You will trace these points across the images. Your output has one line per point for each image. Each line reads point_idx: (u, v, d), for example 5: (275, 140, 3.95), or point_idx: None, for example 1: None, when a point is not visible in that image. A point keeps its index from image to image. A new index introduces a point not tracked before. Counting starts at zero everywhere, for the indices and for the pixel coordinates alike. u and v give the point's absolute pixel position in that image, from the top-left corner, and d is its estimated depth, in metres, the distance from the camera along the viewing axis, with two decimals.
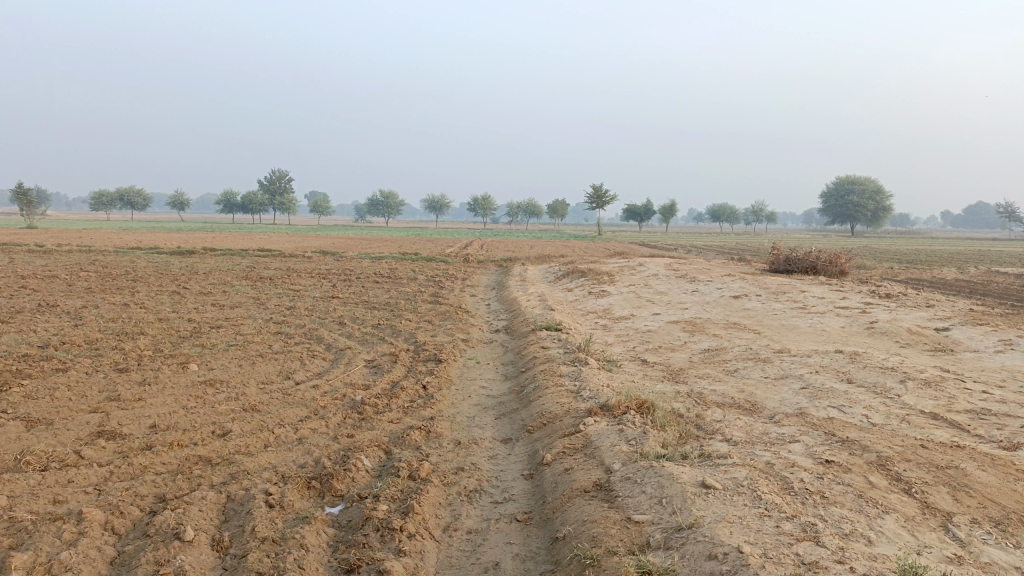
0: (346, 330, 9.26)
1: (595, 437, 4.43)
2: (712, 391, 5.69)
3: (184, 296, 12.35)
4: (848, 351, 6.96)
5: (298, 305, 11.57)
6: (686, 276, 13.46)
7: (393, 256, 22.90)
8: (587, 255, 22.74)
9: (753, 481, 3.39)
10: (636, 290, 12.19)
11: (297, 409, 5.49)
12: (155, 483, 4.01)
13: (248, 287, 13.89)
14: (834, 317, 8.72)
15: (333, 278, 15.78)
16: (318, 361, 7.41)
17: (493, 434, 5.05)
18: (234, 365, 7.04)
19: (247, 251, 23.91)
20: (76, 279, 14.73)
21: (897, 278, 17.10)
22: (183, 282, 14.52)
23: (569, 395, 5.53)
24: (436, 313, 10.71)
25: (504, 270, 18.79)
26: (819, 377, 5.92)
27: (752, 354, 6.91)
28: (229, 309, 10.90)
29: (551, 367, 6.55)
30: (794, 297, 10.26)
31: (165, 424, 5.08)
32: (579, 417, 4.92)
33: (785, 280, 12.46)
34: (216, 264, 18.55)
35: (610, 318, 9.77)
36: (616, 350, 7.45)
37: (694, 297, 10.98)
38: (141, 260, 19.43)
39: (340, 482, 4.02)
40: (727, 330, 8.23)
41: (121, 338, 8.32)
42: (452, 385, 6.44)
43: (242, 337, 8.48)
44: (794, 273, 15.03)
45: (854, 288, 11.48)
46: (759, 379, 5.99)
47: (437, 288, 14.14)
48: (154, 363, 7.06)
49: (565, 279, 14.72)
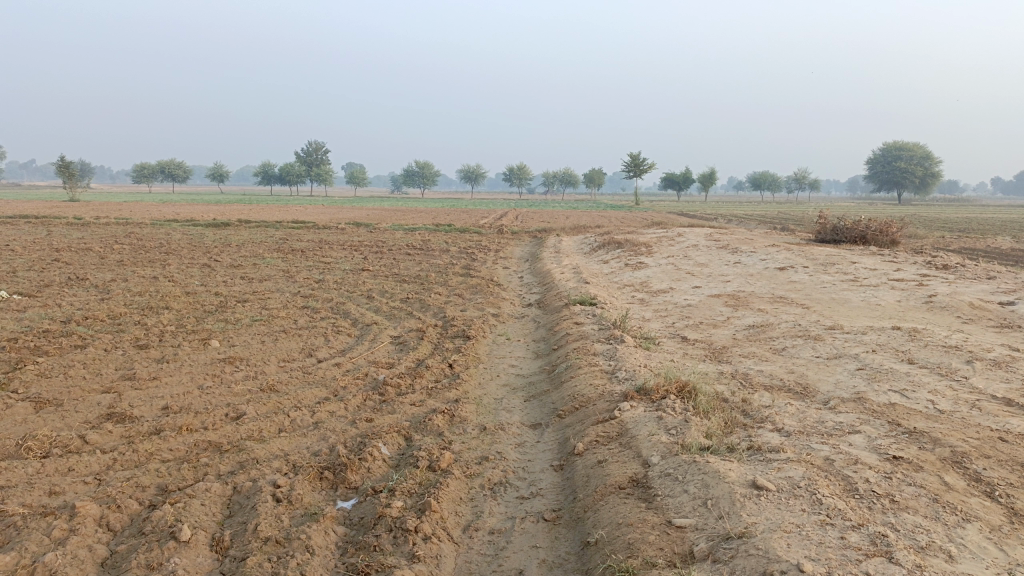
0: (374, 304, 8.99)
1: (632, 424, 4.06)
2: (759, 372, 5.28)
3: (214, 269, 12.21)
4: (907, 328, 6.45)
5: (328, 278, 11.33)
6: (728, 247, 12.92)
7: (427, 227, 22.60)
8: (625, 226, 22.14)
9: (811, 481, 2.99)
10: (675, 262, 11.70)
11: (315, 389, 5.22)
12: (158, 472, 3.76)
13: (279, 260, 13.72)
14: (889, 290, 8.17)
15: (364, 250, 15.53)
16: (343, 337, 7.13)
17: (521, 418, 4.72)
18: (256, 341, 6.80)
19: (282, 222, 23.84)
20: (110, 252, 14.73)
21: (952, 247, 16.29)
22: (215, 254, 14.38)
23: (604, 376, 5.15)
24: (468, 286, 10.38)
25: (538, 241, 18.36)
26: (876, 357, 5.45)
27: (800, 331, 6.45)
28: (257, 282, 10.70)
29: (585, 345, 6.18)
30: (843, 269, 9.70)
31: (178, 406, 4.85)
32: (614, 401, 4.55)
33: (833, 250, 11.87)
34: (249, 237, 18.46)
35: (647, 291, 9.34)
36: (655, 326, 7.03)
37: (736, 269, 10.48)
38: (176, 232, 19.50)
39: (353, 473, 3.72)
40: (773, 304, 7.75)
41: (145, 313, 8.16)
42: (480, 363, 6.11)
43: (267, 311, 8.26)
44: (842, 242, 14.37)
45: (907, 259, 10.85)
46: (810, 359, 5.54)
47: (469, 259, 13.80)
48: (174, 339, 6.86)
49: (601, 251, 14.26)
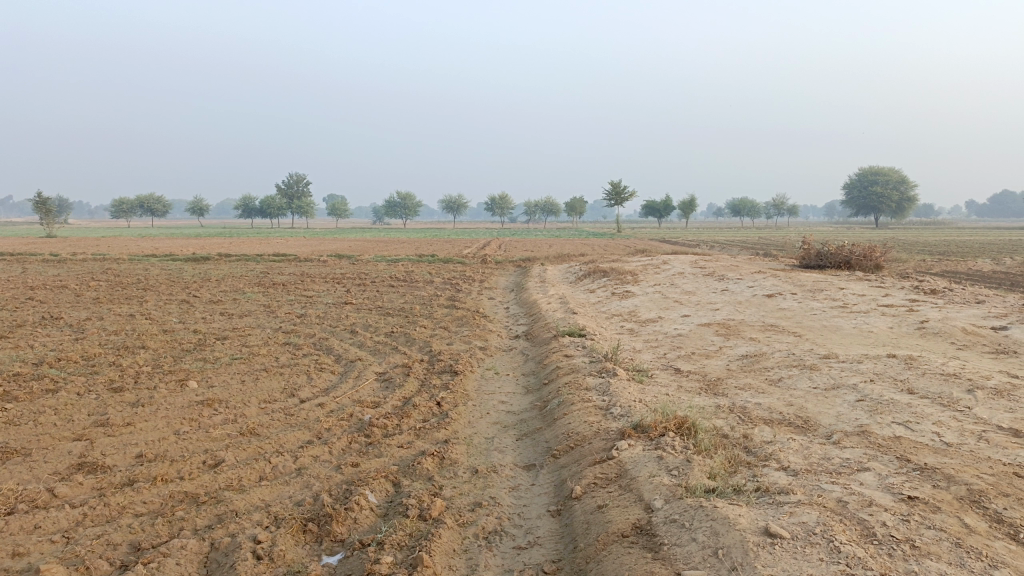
0: (358, 339, 8.78)
1: (631, 465, 3.89)
2: (757, 405, 5.13)
3: (193, 305, 11.94)
4: (903, 355, 6.35)
5: (310, 312, 11.10)
6: (714, 274, 12.85)
7: (410, 258, 22.43)
8: (609, 254, 22.08)
9: (827, 527, 2.83)
10: (662, 290, 11.60)
11: (298, 432, 5.00)
12: (131, 528, 3.53)
13: (259, 294, 13.48)
14: (880, 317, 8.09)
15: (347, 283, 15.31)
16: (326, 375, 6.92)
17: (514, 459, 4.53)
18: (236, 381, 6.57)
19: (263, 256, 23.58)
20: (86, 289, 14.41)
21: (935, 271, 16.36)
22: (194, 290, 14.11)
23: (598, 412, 4.98)
24: (453, 319, 10.20)
25: (523, 271, 18.23)
26: (876, 388, 5.33)
27: (795, 360, 6.32)
28: (237, 318, 10.45)
29: (576, 379, 6.01)
30: (832, 295, 9.63)
31: (153, 454, 4.62)
32: (610, 439, 4.38)
33: (820, 275, 11.83)
34: (229, 271, 18.19)
35: (636, 321, 9.20)
36: (646, 358, 6.88)
37: (724, 297, 10.38)
38: (154, 268, 19.18)
39: (339, 525, 3.51)
40: (764, 333, 7.64)
41: (120, 354, 7.90)
42: (469, 400, 5.92)
43: (248, 349, 8.03)
44: (826, 268, 14.36)
45: (894, 283, 10.82)
46: (808, 390, 5.40)
47: (454, 291, 13.64)
48: (151, 381, 6.62)
49: (587, 280, 14.14)
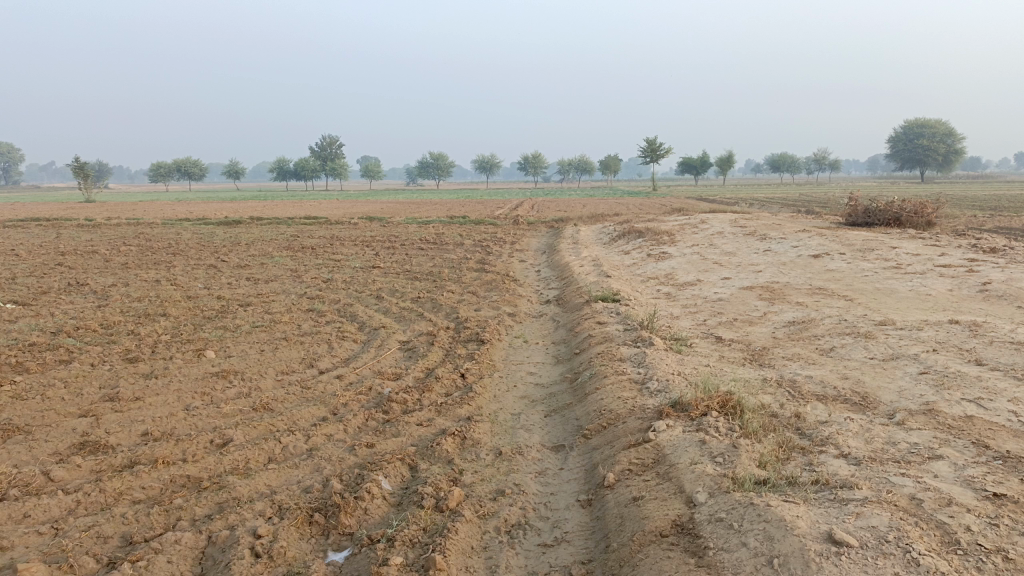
0: (383, 305, 8.47)
1: (670, 449, 3.51)
2: (808, 379, 4.69)
3: (219, 270, 11.74)
4: (967, 321, 5.83)
5: (336, 277, 10.80)
6: (755, 234, 12.27)
7: (441, 219, 22.05)
8: (645, 213, 21.47)
9: (901, 533, 2.43)
10: (700, 251, 11.09)
11: (313, 408, 4.70)
12: (124, 519, 3.26)
13: (287, 258, 13.26)
14: (938, 279, 7.52)
15: (376, 246, 15.00)
16: (348, 344, 6.62)
17: (542, 438, 4.17)
18: (253, 351, 6.30)
19: (293, 218, 23.41)
20: (115, 255, 14.33)
21: (990, 227, 15.51)
22: (222, 254, 13.92)
23: (633, 388, 4.59)
24: (482, 283, 9.84)
25: (555, 231, 17.76)
26: (940, 359, 4.85)
27: (848, 328, 5.84)
28: (262, 284, 10.20)
29: (610, 349, 5.62)
30: (883, 256, 9.05)
31: (160, 432, 4.36)
32: (647, 419, 3.99)
33: (869, 234, 11.19)
34: (259, 234, 18.02)
35: (673, 284, 8.74)
36: (685, 325, 6.45)
37: (767, 258, 9.84)
38: (186, 232, 19.07)
39: (348, 517, 3.20)
40: (813, 297, 7.15)
41: (140, 322, 7.68)
42: (496, 372, 5.58)
43: (270, 316, 7.76)
44: (874, 225, 13.66)
45: (950, 242, 10.17)
46: (863, 362, 4.95)
47: (484, 253, 13.27)
48: (167, 351, 6.38)
49: (622, 241, 13.64)
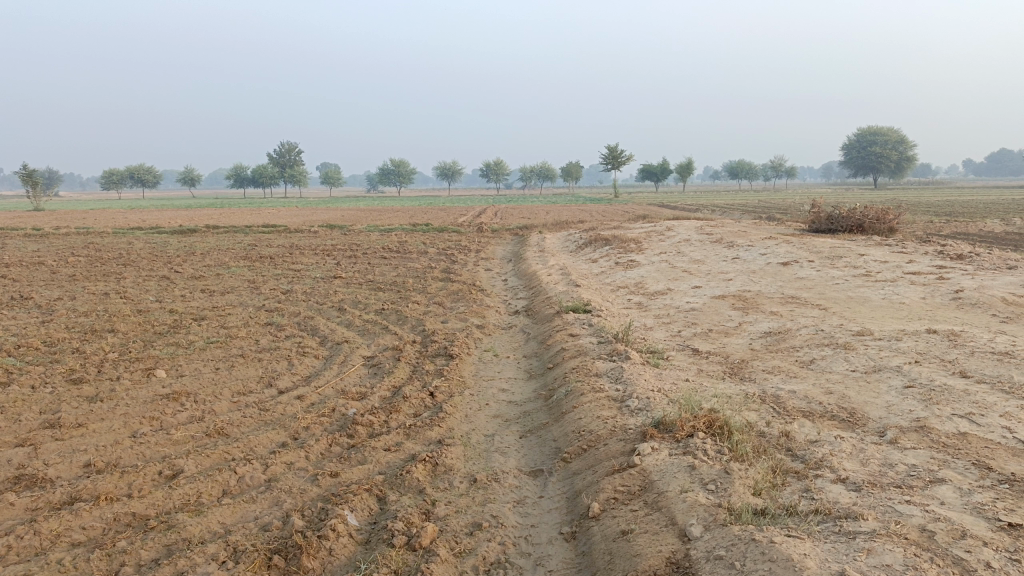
0: (346, 317, 8.15)
1: (658, 475, 3.29)
2: (792, 394, 4.53)
3: (173, 282, 11.27)
4: (945, 331, 5.75)
5: (296, 288, 10.43)
6: (722, 241, 12.21)
7: (404, 227, 21.70)
8: (608, 221, 21.38)
9: (919, 573, 2.24)
10: (669, 259, 10.97)
11: (272, 433, 4.39)
12: (59, 566, 2.93)
13: (245, 268, 12.81)
14: (909, 286, 7.47)
15: (338, 255, 14.63)
16: (309, 360, 6.30)
17: (518, 463, 3.93)
18: (208, 370, 5.95)
19: (251, 227, 22.82)
20: (63, 265, 13.72)
21: (948, 233, 15.73)
22: (176, 265, 13.42)
23: (613, 406, 4.37)
24: (448, 293, 9.57)
25: (519, 239, 17.56)
26: (923, 371, 4.72)
27: (826, 339, 5.72)
28: (218, 296, 9.80)
29: (584, 364, 5.40)
30: (852, 263, 9.00)
31: (104, 463, 4.01)
32: (630, 441, 3.77)
33: (835, 241, 11.19)
34: (216, 244, 17.49)
35: (644, 294, 8.57)
36: (659, 337, 6.27)
37: (736, 266, 9.75)
38: (139, 241, 18.44)
39: (311, 559, 2.91)
40: (787, 306, 7.03)
41: (86, 339, 7.25)
42: (466, 389, 5.32)
43: (226, 331, 7.39)
44: (838, 232, 13.72)
45: (915, 248, 10.19)
46: (846, 375, 4.81)
47: (449, 262, 12.99)
48: (114, 371, 5.98)
49: (588, 249, 13.48)
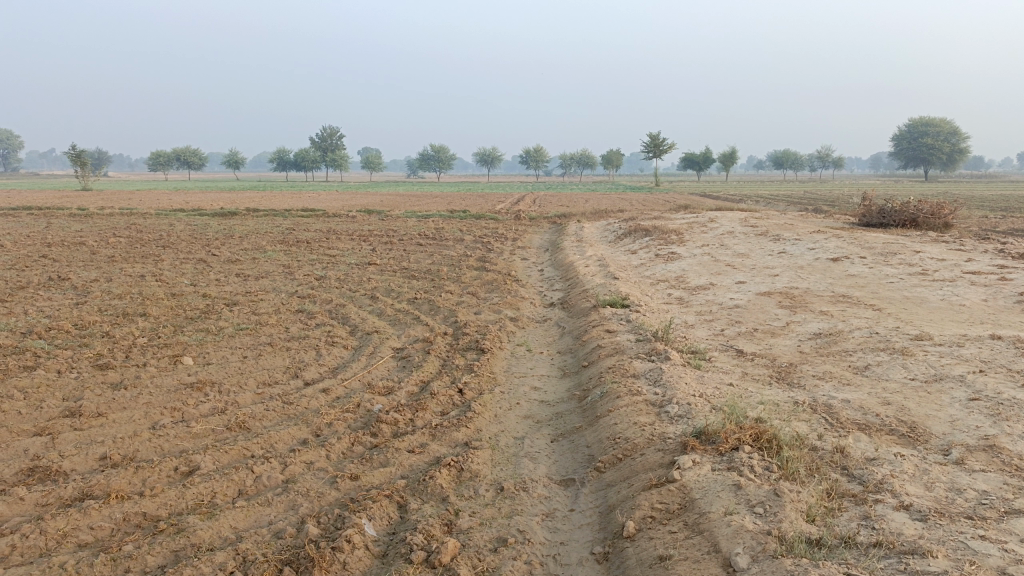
0: (378, 306, 7.99)
1: (699, 494, 3.04)
2: (845, 403, 4.22)
3: (208, 265, 11.24)
4: (1011, 337, 5.35)
5: (330, 274, 10.31)
6: (768, 234, 11.77)
7: (441, 213, 21.55)
8: (648, 211, 20.93)
9: None
10: (711, 252, 10.62)
11: (293, 428, 4.22)
12: (62, 571, 2.78)
13: (281, 253, 12.74)
14: (969, 287, 7.04)
15: (374, 241, 14.51)
16: (338, 350, 6.14)
17: (548, 471, 3.70)
18: (235, 358, 5.81)
19: (290, 210, 22.89)
20: (103, 247, 13.80)
21: (1005, 229, 15.05)
22: (213, 248, 13.43)
23: (651, 412, 4.11)
24: (483, 283, 9.35)
25: (558, 228, 17.26)
26: (990, 382, 4.37)
27: (881, 343, 5.37)
28: (252, 280, 9.72)
29: (622, 363, 5.14)
30: (906, 261, 8.56)
31: (121, 457, 3.88)
32: (669, 452, 3.52)
33: (887, 236, 10.72)
34: (254, 227, 17.54)
35: (685, 288, 8.26)
36: (701, 336, 5.98)
37: (782, 261, 9.37)
38: (179, 223, 18.56)
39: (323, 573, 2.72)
40: (837, 306, 6.67)
41: (117, 322, 7.18)
42: (496, 386, 5.10)
43: (256, 318, 7.26)
44: (889, 227, 13.16)
45: (975, 246, 9.67)
46: (904, 384, 4.47)
47: (485, 250, 12.77)
48: (141, 357, 5.88)
49: (627, 239, 13.15)
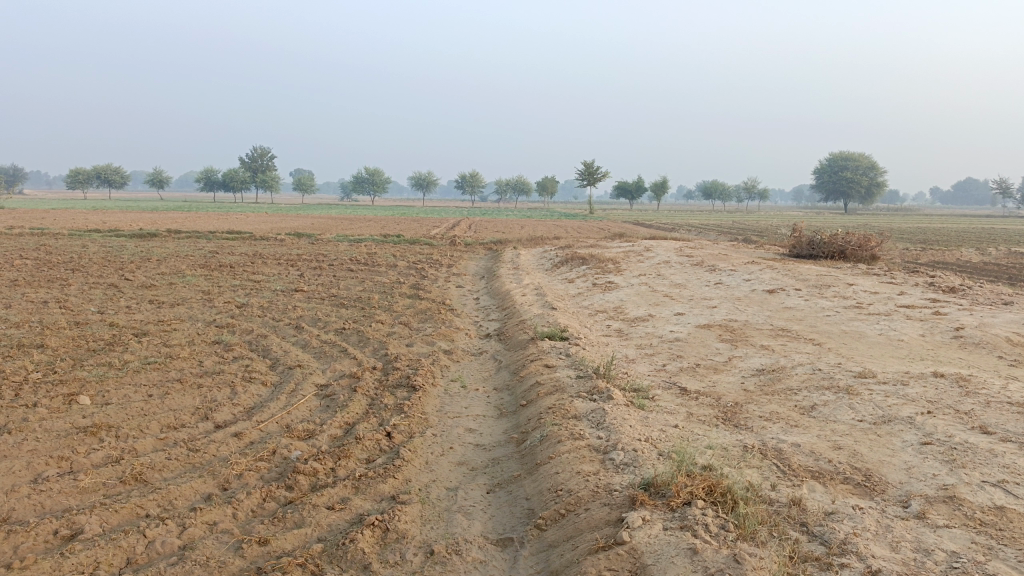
0: (302, 337, 7.52)
1: (653, 560, 2.74)
2: (795, 447, 4.01)
3: (120, 291, 10.53)
4: (952, 375, 5.27)
5: (252, 302, 9.74)
6: (704, 264, 11.75)
7: (374, 238, 21.03)
8: (582, 238, 20.87)
9: None
10: (648, 282, 10.49)
11: (198, 481, 3.76)
12: None
13: (201, 278, 12.08)
14: (906, 322, 7.02)
15: (302, 266, 13.93)
16: (256, 387, 5.67)
17: (483, 528, 3.35)
18: (139, 397, 5.28)
19: (214, 233, 21.97)
20: (5, 269, 12.84)
21: (928, 262, 15.49)
22: (128, 272, 12.65)
23: (594, 459, 3.81)
24: (415, 312, 8.97)
25: (493, 255, 16.99)
26: (940, 425, 4.23)
27: (825, 381, 5.22)
28: (167, 308, 9.09)
29: (562, 403, 4.84)
30: (841, 293, 8.57)
31: None
32: (617, 507, 3.22)
33: (820, 268, 10.80)
34: (174, 250, 16.69)
35: (624, 319, 8.06)
36: (643, 372, 5.74)
37: (719, 292, 9.28)
38: (93, 245, 17.55)
39: None
40: (778, 340, 6.54)
41: (9, 355, 6.52)
42: (428, 428, 4.73)
43: (167, 351, 6.71)
44: (819, 258, 13.34)
45: (904, 279, 9.80)
46: (853, 426, 4.31)
47: (418, 277, 12.38)
48: (32, 396, 5.28)
49: (564, 268, 12.97)
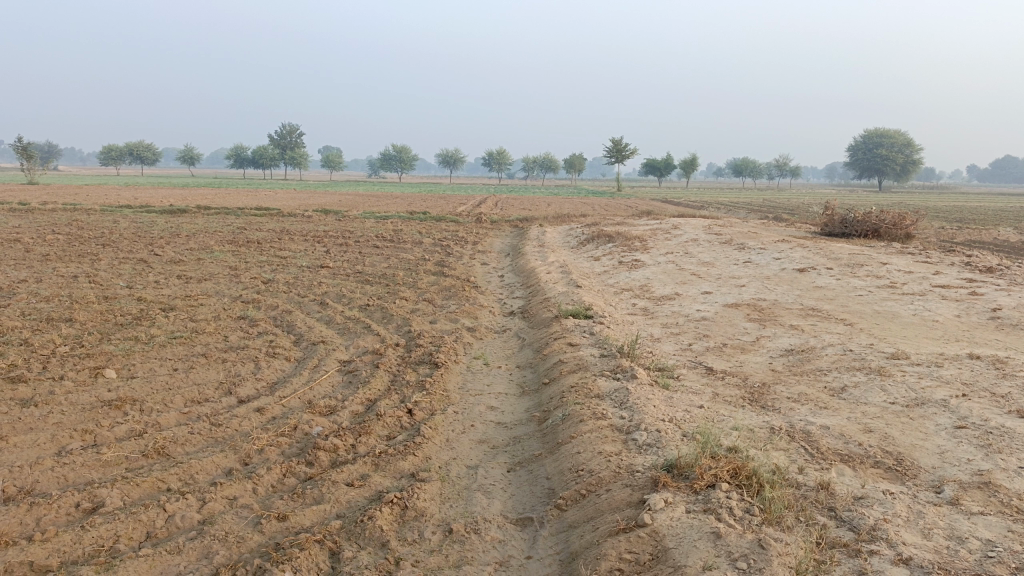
0: (327, 313, 7.52)
1: (675, 543, 2.67)
2: (824, 429, 3.91)
3: (149, 266, 10.63)
4: (989, 357, 5.11)
5: (278, 277, 9.78)
6: (732, 242, 11.56)
7: (400, 214, 21.03)
8: (610, 216, 20.69)
9: None
10: (676, 260, 10.34)
11: (218, 456, 3.76)
12: None
13: (228, 254, 12.14)
14: (941, 302, 6.83)
15: (328, 243, 13.95)
16: (280, 362, 5.68)
17: (503, 508, 3.31)
18: (164, 371, 5.31)
19: (243, 209, 22.10)
20: (38, 244, 13.03)
21: (965, 241, 15.11)
22: (157, 247, 12.77)
23: (617, 439, 3.75)
24: (440, 289, 8.94)
25: (520, 232, 16.91)
26: (975, 408, 4.10)
27: (856, 362, 5.09)
28: (194, 283, 9.15)
29: (585, 381, 4.77)
30: (874, 273, 8.38)
31: (14, 491, 3.39)
32: (639, 488, 3.15)
33: (852, 246, 10.57)
34: (203, 225, 16.83)
35: (650, 298, 7.95)
36: (668, 351, 5.66)
37: (748, 271, 9.12)
38: (124, 221, 17.75)
39: None
40: (808, 320, 6.41)
41: (39, 328, 6.61)
42: (449, 406, 4.69)
43: (193, 326, 6.75)
44: (852, 237, 13.06)
45: (940, 258, 9.55)
46: (885, 409, 4.19)
47: (444, 254, 12.34)
48: (59, 369, 5.34)
49: (590, 245, 12.85)
